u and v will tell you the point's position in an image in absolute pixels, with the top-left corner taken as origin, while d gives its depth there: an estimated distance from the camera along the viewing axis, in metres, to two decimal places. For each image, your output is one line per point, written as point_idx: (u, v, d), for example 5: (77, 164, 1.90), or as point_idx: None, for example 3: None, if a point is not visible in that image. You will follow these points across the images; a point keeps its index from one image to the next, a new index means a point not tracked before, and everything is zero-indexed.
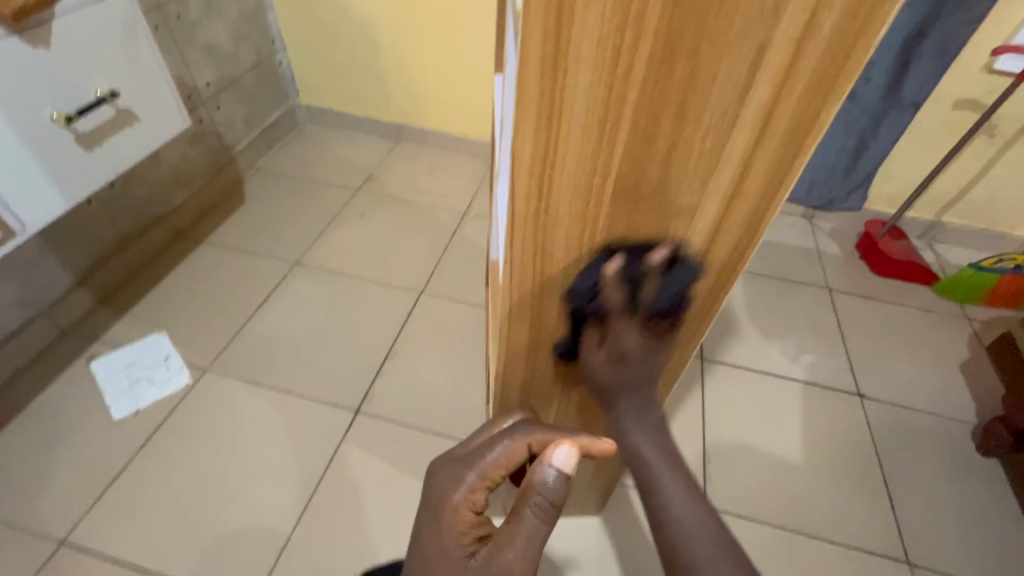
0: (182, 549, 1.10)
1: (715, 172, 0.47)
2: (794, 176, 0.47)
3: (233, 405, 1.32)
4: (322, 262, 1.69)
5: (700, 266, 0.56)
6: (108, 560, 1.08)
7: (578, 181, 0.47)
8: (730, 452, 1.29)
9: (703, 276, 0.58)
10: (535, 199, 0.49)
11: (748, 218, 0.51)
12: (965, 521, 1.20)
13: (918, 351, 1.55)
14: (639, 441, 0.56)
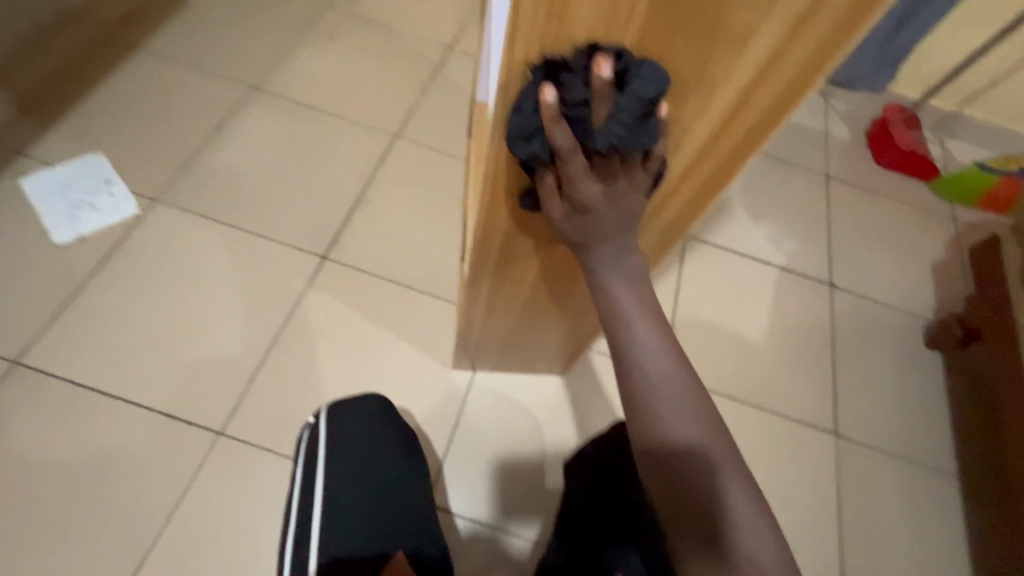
0: (145, 377, 1.09)
1: None
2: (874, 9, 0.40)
3: (188, 240, 1.23)
4: (284, 89, 1.48)
5: (733, 116, 0.51)
6: (68, 382, 1.07)
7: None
8: (696, 328, 1.32)
9: (731, 133, 0.53)
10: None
11: (804, 62, 0.45)
12: (895, 403, 1.30)
13: (897, 247, 1.54)
14: (617, 289, 0.52)
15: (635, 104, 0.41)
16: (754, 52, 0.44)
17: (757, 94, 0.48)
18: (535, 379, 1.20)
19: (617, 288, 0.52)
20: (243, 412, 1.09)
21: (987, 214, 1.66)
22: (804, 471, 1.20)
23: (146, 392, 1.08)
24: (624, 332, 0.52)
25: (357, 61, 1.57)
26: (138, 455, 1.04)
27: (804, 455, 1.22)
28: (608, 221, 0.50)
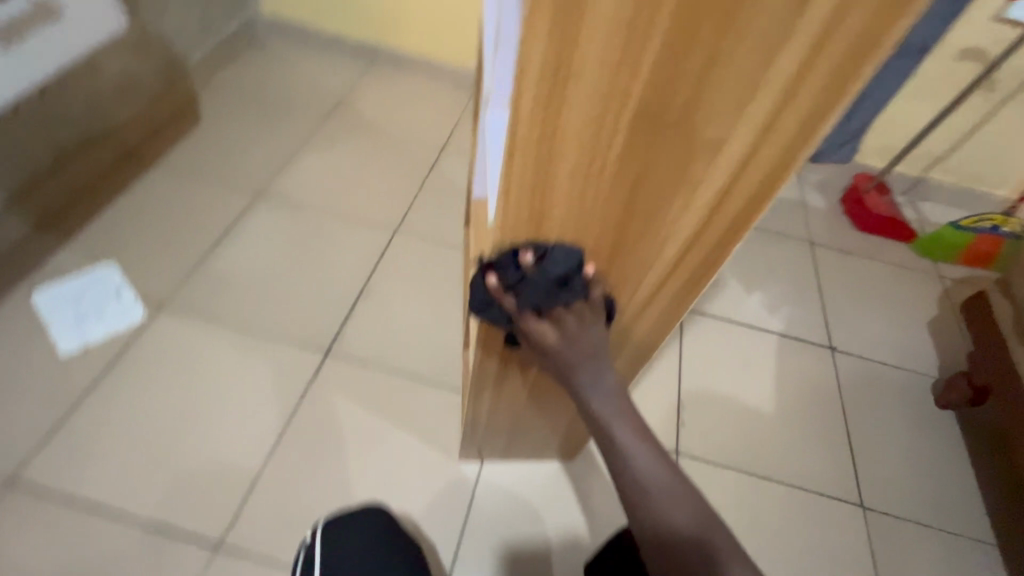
0: (142, 489, 1.06)
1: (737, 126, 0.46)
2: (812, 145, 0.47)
3: (192, 342, 1.24)
4: (289, 193, 1.57)
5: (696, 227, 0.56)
6: (60, 500, 1.03)
7: (590, 116, 0.46)
8: (704, 400, 1.31)
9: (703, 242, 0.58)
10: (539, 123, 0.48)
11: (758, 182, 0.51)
12: (917, 468, 1.26)
13: (890, 307, 1.57)
14: (597, 406, 0.61)
15: (539, 280, 0.57)
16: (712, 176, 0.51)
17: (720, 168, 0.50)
18: (544, 467, 1.17)
19: (597, 401, 0.61)
20: (242, 520, 1.04)
21: (970, 270, 1.70)
22: (834, 550, 1.13)
23: (141, 504, 1.04)
24: (610, 441, 0.61)
25: (358, 163, 1.68)
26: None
27: (832, 531, 1.15)
28: (578, 353, 0.61)
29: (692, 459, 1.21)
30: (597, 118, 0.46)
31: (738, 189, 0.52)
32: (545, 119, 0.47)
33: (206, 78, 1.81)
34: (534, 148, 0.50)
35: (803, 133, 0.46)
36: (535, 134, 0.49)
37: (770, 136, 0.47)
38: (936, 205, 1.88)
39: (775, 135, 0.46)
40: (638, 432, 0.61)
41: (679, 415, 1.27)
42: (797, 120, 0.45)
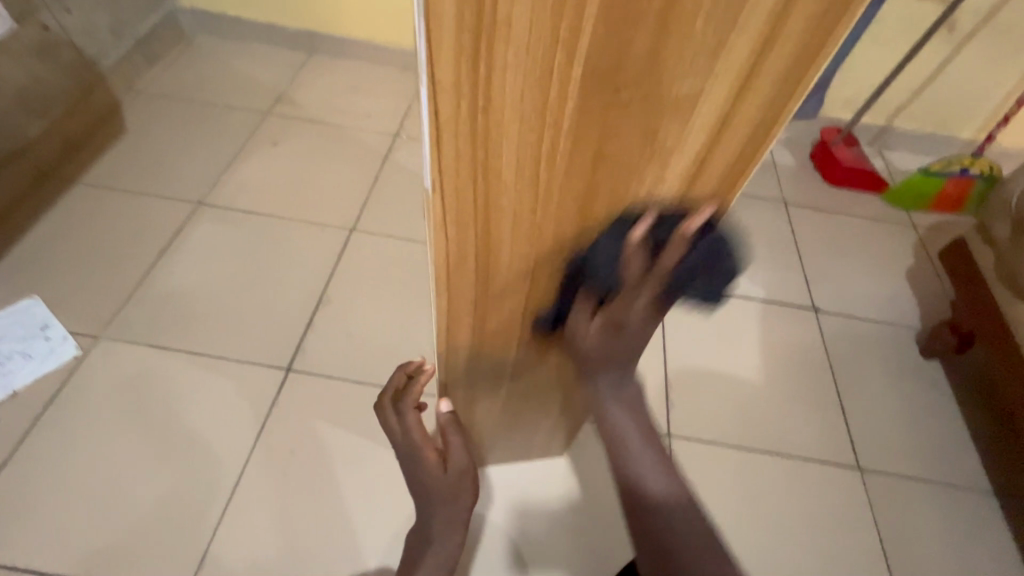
0: (91, 544, 0.96)
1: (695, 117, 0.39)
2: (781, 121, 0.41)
3: (136, 375, 1.13)
4: (231, 200, 1.45)
5: None
6: None
7: (527, 141, 0.39)
8: (692, 377, 1.26)
9: None
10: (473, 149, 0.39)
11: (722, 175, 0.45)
12: (910, 423, 1.24)
13: (868, 260, 1.55)
14: (619, 419, 0.50)
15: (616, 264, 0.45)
16: (675, 173, 0.44)
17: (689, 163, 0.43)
18: (532, 467, 1.09)
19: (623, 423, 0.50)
20: (207, 566, 0.95)
21: (944, 216, 1.68)
22: (837, 517, 1.10)
23: (92, 561, 0.94)
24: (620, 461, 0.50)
25: (304, 162, 1.56)
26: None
27: (832, 499, 1.12)
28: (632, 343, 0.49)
29: (685, 440, 1.17)
30: (533, 143, 0.39)
31: (701, 191, 0.46)
32: (476, 152, 0.39)
33: (128, 83, 1.66)
34: (469, 187, 0.42)
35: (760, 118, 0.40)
36: (465, 170, 0.40)
37: (725, 130, 0.41)
38: (903, 153, 1.85)
39: (730, 128, 0.41)
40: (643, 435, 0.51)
41: (668, 396, 1.22)
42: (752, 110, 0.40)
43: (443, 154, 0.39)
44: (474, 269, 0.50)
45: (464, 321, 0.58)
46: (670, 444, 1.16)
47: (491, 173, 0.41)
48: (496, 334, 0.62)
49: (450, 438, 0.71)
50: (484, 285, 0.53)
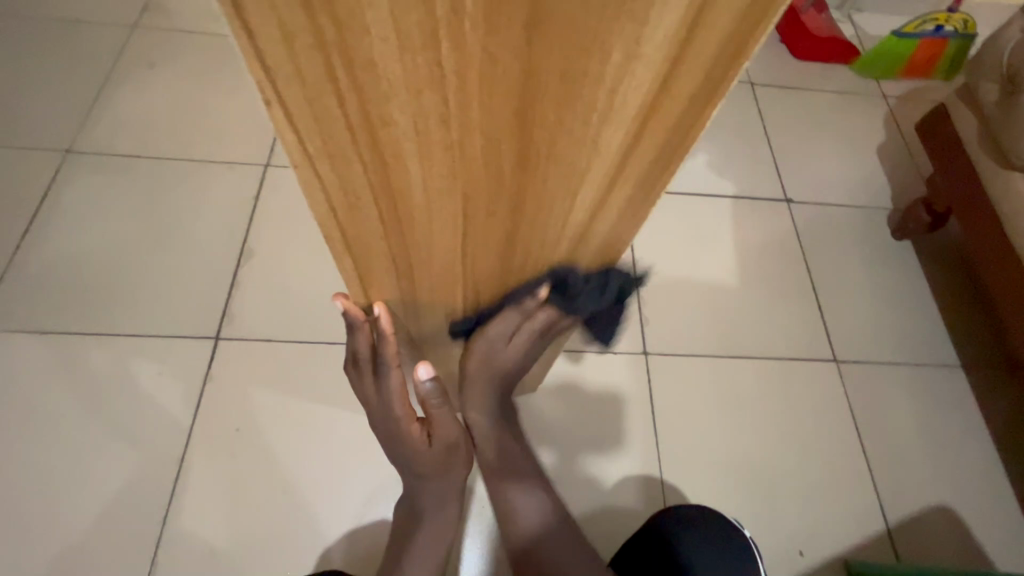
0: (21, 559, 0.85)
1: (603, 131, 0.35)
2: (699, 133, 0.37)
3: (36, 367, 0.97)
4: (108, 142, 1.19)
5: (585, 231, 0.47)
6: None
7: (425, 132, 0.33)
8: (664, 288, 1.19)
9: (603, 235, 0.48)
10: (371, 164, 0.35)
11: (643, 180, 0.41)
12: (883, 308, 1.21)
13: (840, 141, 1.45)
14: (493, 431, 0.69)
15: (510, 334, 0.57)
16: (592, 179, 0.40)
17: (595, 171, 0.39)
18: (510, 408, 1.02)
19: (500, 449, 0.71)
20: (162, 563, 0.86)
21: (916, 85, 1.57)
22: (818, 412, 1.09)
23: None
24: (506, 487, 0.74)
25: (194, 88, 1.29)
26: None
27: (814, 394, 1.10)
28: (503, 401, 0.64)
29: (662, 355, 1.11)
30: (435, 142, 0.34)
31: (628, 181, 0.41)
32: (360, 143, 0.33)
33: None
34: (348, 149, 0.33)
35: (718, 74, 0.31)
36: (330, 130, 0.31)
37: (677, 88, 0.32)
38: (874, 15, 1.69)
39: (680, 93, 0.32)
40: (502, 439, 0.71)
41: (642, 311, 1.15)
42: (713, 49, 0.29)
43: (307, 135, 0.31)
44: (383, 233, 0.42)
45: (389, 286, 0.50)
46: (647, 360, 1.10)
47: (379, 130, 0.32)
48: (435, 297, 0.55)
49: (434, 403, 0.60)
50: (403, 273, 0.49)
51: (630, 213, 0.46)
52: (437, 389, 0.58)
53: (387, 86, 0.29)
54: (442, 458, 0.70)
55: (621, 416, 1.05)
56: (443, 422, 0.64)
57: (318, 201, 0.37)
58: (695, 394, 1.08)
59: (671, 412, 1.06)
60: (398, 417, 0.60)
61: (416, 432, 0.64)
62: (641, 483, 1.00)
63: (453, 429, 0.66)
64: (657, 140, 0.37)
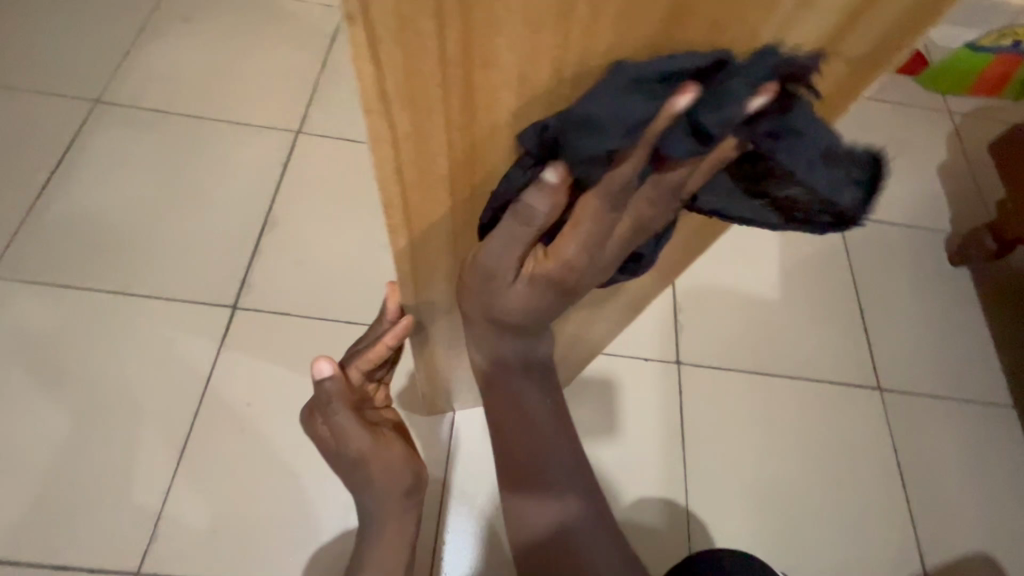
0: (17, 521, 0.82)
1: None
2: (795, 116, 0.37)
3: (49, 323, 0.94)
4: (138, 97, 1.15)
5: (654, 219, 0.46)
6: None
7: (527, 97, 0.31)
8: (702, 295, 1.12)
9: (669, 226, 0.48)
10: (460, 129, 0.33)
11: None
12: (934, 336, 1.14)
13: (898, 155, 1.36)
14: (528, 395, 0.53)
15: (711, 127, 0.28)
16: None
17: None
18: None
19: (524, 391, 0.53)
20: (162, 538, 0.82)
21: (985, 102, 1.47)
22: (858, 441, 1.02)
23: (21, 541, 0.80)
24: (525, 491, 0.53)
25: (227, 47, 1.24)
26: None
27: (854, 423, 1.04)
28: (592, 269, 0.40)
29: (696, 367, 1.05)
30: (534, 107, 0.32)
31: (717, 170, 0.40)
32: (455, 101, 0.31)
33: None
34: (435, 100, 0.30)
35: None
36: (421, 75, 0.29)
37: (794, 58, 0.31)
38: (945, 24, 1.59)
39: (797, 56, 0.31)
40: (553, 414, 0.54)
41: (676, 318, 1.09)
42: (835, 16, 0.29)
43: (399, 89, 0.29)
44: (453, 208, 0.40)
45: (441, 269, 0.48)
46: (678, 370, 1.05)
47: (476, 79, 0.29)
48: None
49: (331, 413, 0.51)
50: (459, 256, 0.46)
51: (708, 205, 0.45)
52: (335, 391, 0.50)
53: (498, 34, 0.27)
54: (355, 481, 0.54)
55: (647, 428, 0.99)
56: (344, 439, 0.52)
57: (389, 160, 0.34)
58: (728, 412, 1.02)
59: (700, 427, 1.00)
60: (309, 428, 0.55)
61: (329, 451, 0.54)
62: (664, 497, 0.95)
63: (356, 449, 0.52)
64: None
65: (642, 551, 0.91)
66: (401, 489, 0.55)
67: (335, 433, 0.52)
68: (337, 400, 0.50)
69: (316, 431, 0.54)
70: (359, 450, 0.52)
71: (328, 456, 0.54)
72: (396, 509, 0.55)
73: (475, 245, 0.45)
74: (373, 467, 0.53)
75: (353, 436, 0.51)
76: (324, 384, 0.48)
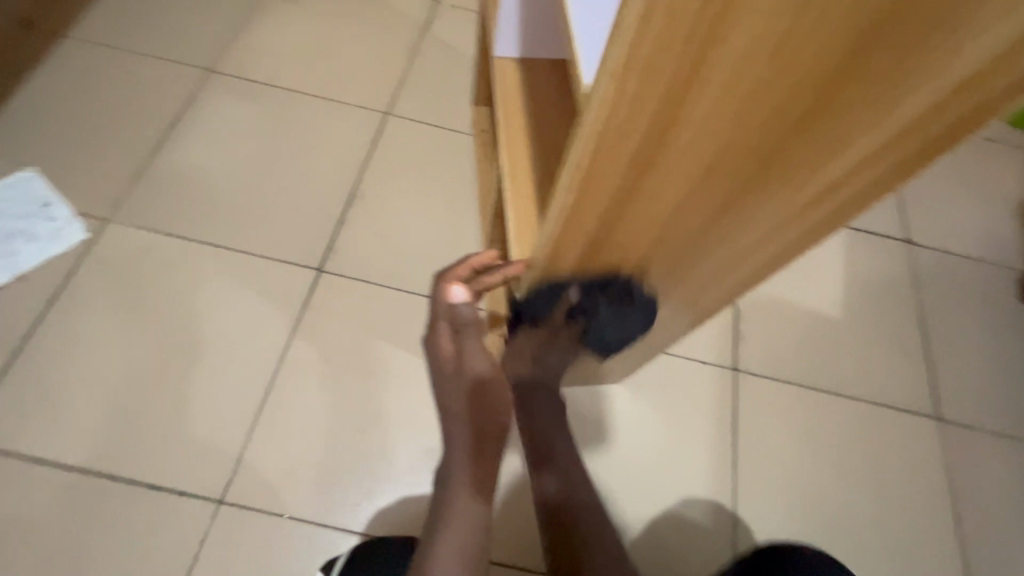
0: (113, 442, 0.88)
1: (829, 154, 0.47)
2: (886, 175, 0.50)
3: (156, 266, 1.02)
4: (246, 69, 1.24)
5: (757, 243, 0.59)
6: (15, 458, 0.85)
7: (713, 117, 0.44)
8: (763, 307, 1.14)
9: (756, 257, 0.61)
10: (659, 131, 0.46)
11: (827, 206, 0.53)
12: (999, 372, 1.12)
13: (975, 188, 1.34)
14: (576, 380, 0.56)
15: None
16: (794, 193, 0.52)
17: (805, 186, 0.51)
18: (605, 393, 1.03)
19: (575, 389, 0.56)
20: (244, 471, 0.88)
21: None
22: (914, 469, 1.02)
23: (116, 461, 0.87)
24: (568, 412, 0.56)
25: (328, 29, 1.32)
26: (115, 545, 0.82)
27: (910, 450, 1.03)
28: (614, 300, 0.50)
29: (753, 375, 1.07)
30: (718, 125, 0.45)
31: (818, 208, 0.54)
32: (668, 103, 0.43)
33: None
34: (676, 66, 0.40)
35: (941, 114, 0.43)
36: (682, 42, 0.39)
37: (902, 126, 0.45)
38: None
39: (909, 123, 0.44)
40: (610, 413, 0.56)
41: (736, 326, 1.11)
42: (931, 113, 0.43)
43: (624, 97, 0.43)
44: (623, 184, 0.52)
45: (589, 221, 0.56)
46: (735, 376, 1.06)
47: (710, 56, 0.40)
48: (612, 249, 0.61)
49: (465, 332, 0.60)
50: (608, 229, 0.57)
51: (800, 237, 0.58)
52: (471, 305, 0.60)
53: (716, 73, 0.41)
54: (477, 406, 0.59)
55: (700, 428, 1.01)
56: (472, 352, 0.60)
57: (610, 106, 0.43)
58: (781, 422, 1.03)
59: (754, 435, 1.02)
60: (436, 351, 0.61)
61: (447, 370, 0.60)
62: (712, 497, 0.97)
63: (481, 363, 0.59)
64: (860, 167, 0.49)
65: (685, 547, 0.93)
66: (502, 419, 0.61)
67: (463, 349, 0.60)
68: (472, 318, 0.60)
69: (437, 350, 0.61)
70: (486, 363, 0.59)
71: (446, 381, 0.60)
72: (491, 449, 0.60)
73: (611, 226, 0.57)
74: (499, 395, 0.60)
75: (481, 352, 0.60)
76: (459, 306, 0.59)
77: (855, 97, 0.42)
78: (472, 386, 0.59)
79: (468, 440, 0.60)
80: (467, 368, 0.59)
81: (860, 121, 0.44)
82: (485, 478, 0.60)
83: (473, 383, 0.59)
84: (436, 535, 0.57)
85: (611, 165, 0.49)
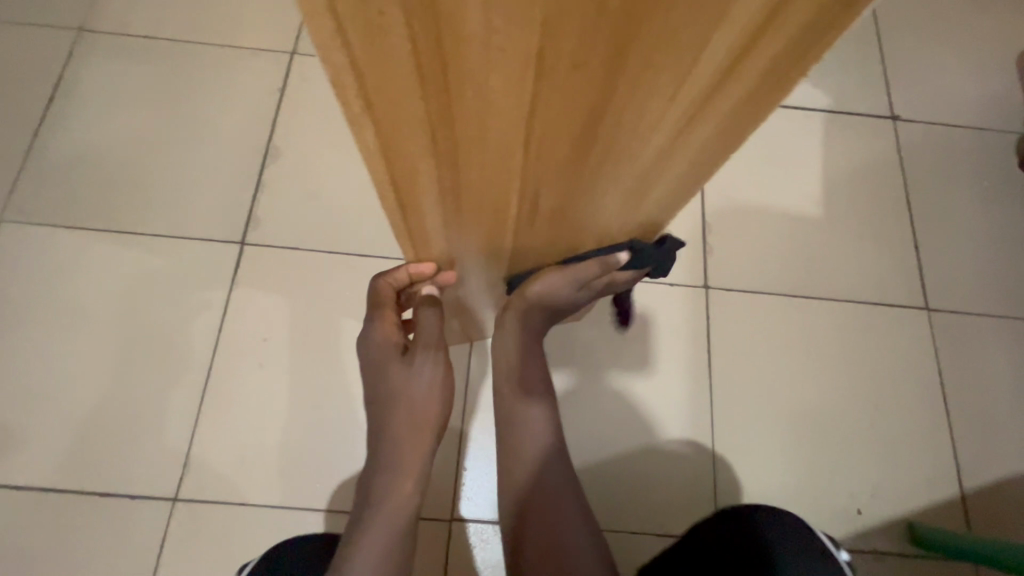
0: (53, 454, 0.84)
1: (675, 104, 0.31)
2: (771, 101, 0.32)
3: (61, 264, 0.93)
4: (124, 22, 1.08)
5: (641, 189, 0.43)
6: None
7: (498, 101, 0.29)
8: (735, 214, 1.04)
9: (647, 198, 0.45)
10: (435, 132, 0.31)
11: (704, 151, 0.37)
12: (993, 249, 1.04)
13: (969, 45, 1.18)
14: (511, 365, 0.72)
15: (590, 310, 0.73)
16: (652, 146, 0.36)
17: (668, 140, 0.35)
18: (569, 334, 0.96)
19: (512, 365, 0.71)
20: (196, 467, 0.84)
21: None
22: (901, 366, 0.96)
23: (60, 472, 0.83)
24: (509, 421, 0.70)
25: None
26: (74, 555, 0.80)
27: (895, 346, 0.97)
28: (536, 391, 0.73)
29: (726, 290, 0.99)
30: (512, 112, 0.30)
31: (690, 152, 0.37)
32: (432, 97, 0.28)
33: None
34: (410, 81, 0.27)
35: (819, 25, 0.25)
36: (391, 60, 0.26)
37: (753, 59, 0.27)
38: None
39: (766, 50, 0.27)
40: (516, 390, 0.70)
41: (705, 240, 1.02)
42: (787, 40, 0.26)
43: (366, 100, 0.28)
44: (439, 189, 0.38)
45: (433, 220, 0.43)
46: (706, 294, 0.99)
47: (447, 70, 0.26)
48: (477, 240, 0.49)
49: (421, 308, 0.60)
50: (456, 223, 0.44)
51: (693, 173, 0.41)
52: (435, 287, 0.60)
53: (466, 56, 0.25)
54: (413, 389, 0.61)
55: (672, 355, 0.96)
56: (428, 334, 0.60)
57: (366, 140, 0.32)
58: (757, 336, 0.97)
59: (729, 353, 0.96)
60: (377, 336, 0.62)
61: (386, 357, 0.61)
62: (689, 425, 0.92)
63: (437, 346, 0.61)
64: (724, 108, 0.32)
65: (664, 477, 0.90)
66: (433, 412, 0.62)
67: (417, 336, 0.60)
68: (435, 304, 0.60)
69: (385, 333, 0.62)
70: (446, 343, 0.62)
71: (387, 368, 0.61)
72: (426, 439, 0.62)
73: (454, 223, 0.44)
74: (442, 377, 0.62)
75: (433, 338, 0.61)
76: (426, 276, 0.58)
77: (662, 38, 0.25)
78: (422, 370, 0.61)
79: (404, 428, 0.61)
80: (421, 347, 0.60)
81: (687, 65, 0.27)
82: (413, 471, 0.61)
83: (426, 363, 0.61)
84: (355, 528, 0.59)
85: (418, 160, 0.34)
